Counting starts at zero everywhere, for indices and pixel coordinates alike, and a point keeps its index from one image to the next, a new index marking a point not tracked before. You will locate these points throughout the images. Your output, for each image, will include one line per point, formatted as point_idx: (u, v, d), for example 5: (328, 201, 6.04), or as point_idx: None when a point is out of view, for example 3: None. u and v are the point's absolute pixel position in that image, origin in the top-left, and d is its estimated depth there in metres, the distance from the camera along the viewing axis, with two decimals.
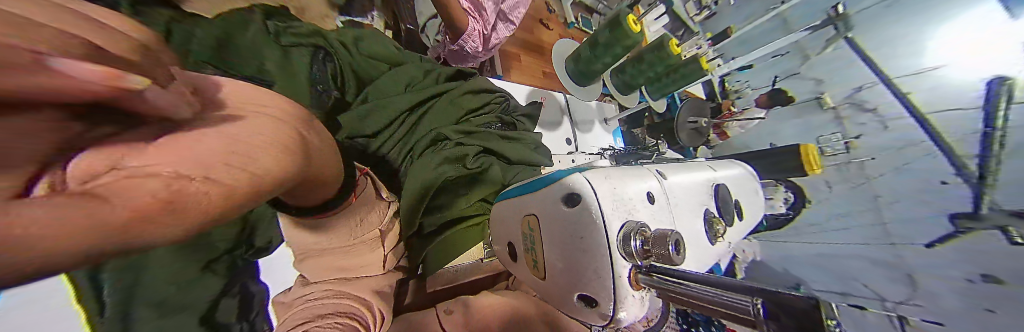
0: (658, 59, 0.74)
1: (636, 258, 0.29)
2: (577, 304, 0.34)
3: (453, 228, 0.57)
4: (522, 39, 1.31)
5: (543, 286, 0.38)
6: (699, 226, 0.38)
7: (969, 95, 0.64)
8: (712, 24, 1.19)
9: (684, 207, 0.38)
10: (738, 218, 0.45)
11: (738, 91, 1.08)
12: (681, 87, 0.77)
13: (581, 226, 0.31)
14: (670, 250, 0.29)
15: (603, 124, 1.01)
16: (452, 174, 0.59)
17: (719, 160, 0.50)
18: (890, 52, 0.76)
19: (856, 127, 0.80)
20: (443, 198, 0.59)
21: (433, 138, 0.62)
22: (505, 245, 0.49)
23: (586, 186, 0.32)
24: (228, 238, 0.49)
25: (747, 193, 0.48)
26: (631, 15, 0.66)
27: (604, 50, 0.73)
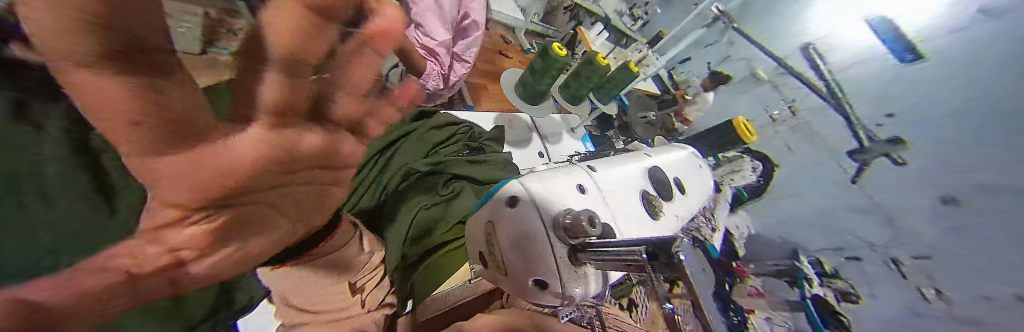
0: (592, 72, 0.83)
1: (569, 239, 0.33)
2: (534, 289, 0.36)
3: (436, 253, 0.60)
4: (485, 71, 1.42)
5: (508, 283, 0.39)
6: (640, 204, 0.43)
7: (805, 59, 0.91)
8: (648, 30, 1.42)
9: (619, 191, 0.42)
10: (681, 192, 0.50)
11: (686, 81, 1.26)
12: (622, 88, 0.89)
13: (523, 220, 0.35)
14: (584, 225, 0.32)
15: (570, 133, 1.09)
16: (427, 202, 0.62)
17: (660, 147, 0.56)
18: (771, 32, 0.99)
19: (792, 92, 0.93)
20: (421, 228, 0.61)
21: (404, 173, 0.63)
22: (479, 261, 0.47)
23: (520, 184, 0.38)
24: None
25: (687, 170, 0.54)
26: (556, 43, 0.76)
27: (541, 75, 0.85)
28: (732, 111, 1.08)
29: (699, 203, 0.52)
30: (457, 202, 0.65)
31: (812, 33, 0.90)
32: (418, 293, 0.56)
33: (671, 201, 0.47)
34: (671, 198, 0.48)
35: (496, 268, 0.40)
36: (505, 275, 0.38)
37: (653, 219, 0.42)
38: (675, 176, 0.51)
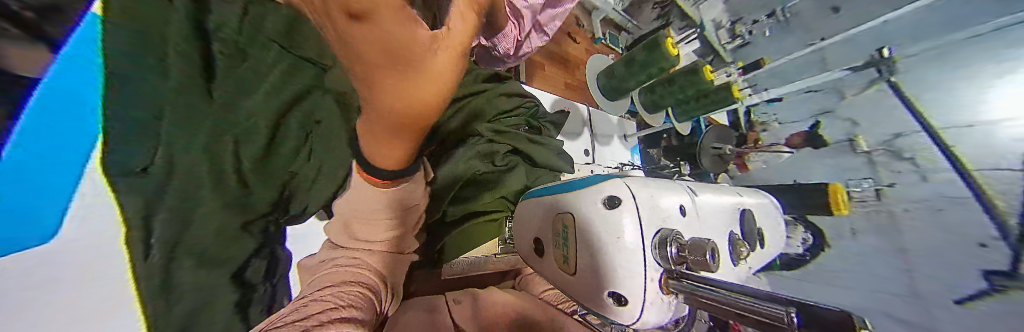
0: (691, 84, 0.74)
1: (670, 263, 0.31)
2: (607, 302, 0.33)
3: (472, 219, 0.63)
4: (549, 50, 1.34)
5: (570, 282, 0.38)
6: (725, 247, 0.38)
7: (1010, 155, 0.57)
8: (744, 54, 1.18)
9: (711, 225, 0.37)
10: (761, 245, 0.44)
11: (764, 124, 1.08)
12: (709, 112, 0.77)
13: (615, 227, 0.31)
14: (707, 257, 0.29)
15: (623, 140, 1.01)
16: (481, 169, 0.63)
17: (747, 188, 0.49)
18: (959, 98, 0.66)
19: (891, 176, 0.77)
20: (471, 191, 0.63)
21: (467, 132, 0.64)
22: (528, 241, 0.52)
23: (625, 189, 0.35)
24: (267, 200, 0.51)
25: (772, 223, 0.47)
26: (671, 38, 0.69)
27: (639, 69, 0.76)
28: (809, 175, 0.95)
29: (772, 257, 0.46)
30: (512, 176, 0.65)
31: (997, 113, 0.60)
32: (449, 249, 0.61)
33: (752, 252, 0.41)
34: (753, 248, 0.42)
35: (562, 265, 0.40)
36: (572, 275, 0.37)
37: (733, 266, 0.38)
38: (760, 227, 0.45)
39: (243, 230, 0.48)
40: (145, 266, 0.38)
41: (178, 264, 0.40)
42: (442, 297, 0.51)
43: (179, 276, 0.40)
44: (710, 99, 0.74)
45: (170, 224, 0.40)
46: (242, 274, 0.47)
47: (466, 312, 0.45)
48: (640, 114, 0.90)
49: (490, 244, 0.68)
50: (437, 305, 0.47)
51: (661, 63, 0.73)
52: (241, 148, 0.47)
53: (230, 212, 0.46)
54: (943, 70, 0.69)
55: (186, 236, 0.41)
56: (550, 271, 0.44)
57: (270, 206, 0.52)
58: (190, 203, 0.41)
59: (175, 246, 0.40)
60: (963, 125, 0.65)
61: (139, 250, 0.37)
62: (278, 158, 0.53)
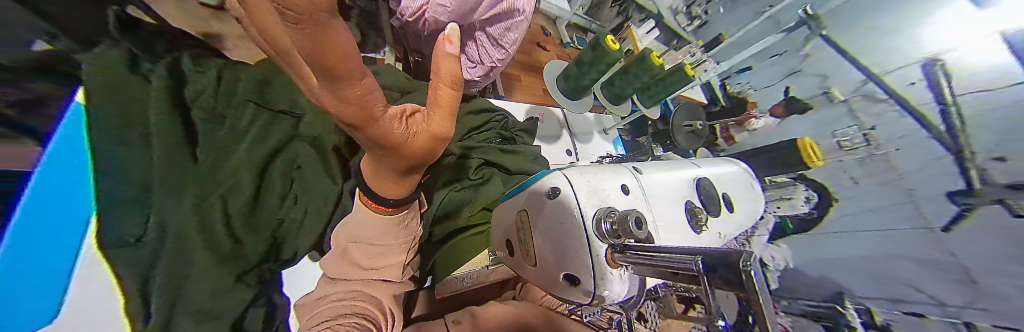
0: (643, 71, 0.77)
1: (608, 238, 0.31)
2: (562, 283, 0.36)
3: (458, 235, 0.64)
4: (520, 61, 1.40)
5: (532, 272, 0.42)
6: (684, 215, 0.39)
7: (920, 80, 0.72)
8: (705, 32, 1.25)
9: (667, 200, 0.39)
10: (727, 210, 0.45)
11: (741, 93, 1.12)
12: (671, 92, 0.82)
13: (561, 213, 0.35)
14: (632, 226, 0.30)
15: (602, 134, 1.06)
16: (456, 185, 0.63)
17: (709, 158, 0.51)
18: (880, 45, 0.79)
19: (872, 119, 0.79)
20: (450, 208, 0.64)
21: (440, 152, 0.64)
22: (504, 247, 0.51)
23: (568, 177, 0.36)
24: (259, 251, 0.52)
25: (738, 187, 0.48)
26: (609, 36, 0.71)
27: (588, 68, 0.77)
28: (788, 133, 0.97)
29: (749, 221, 0.47)
30: (488, 188, 0.67)
31: (917, 51, 0.73)
32: (436, 267, 0.61)
33: (716, 215, 0.43)
34: (719, 216, 0.43)
35: (524, 257, 0.43)
36: (533, 266, 0.41)
37: (696, 234, 0.39)
38: (724, 191, 0.46)
39: (238, 282, 0.49)
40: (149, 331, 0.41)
41: (177, 323, 0.42)
42: (441, 319, 0.51)
43: None
44: (669, 81, 0.78)
45: (166, 287, 0.41)
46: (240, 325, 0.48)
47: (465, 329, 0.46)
48: (604, 107, 0.93)
49: (482, 255, 0.67)
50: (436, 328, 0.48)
51: (607, 59, 0.74)
52: (228, 203, 0.49)
53: (225, 266, 0.47)
54: (869, 20, 0.82)
55: (181, 298, 0.43)
56: (520, 266, 0.46)
57: (263, 254, 0.53)
58: (180, 265, 0.43)
59: (173, 306, 0.42)
60: (899, 66, 0.76)
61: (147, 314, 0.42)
62: (265, 206, 0.54)
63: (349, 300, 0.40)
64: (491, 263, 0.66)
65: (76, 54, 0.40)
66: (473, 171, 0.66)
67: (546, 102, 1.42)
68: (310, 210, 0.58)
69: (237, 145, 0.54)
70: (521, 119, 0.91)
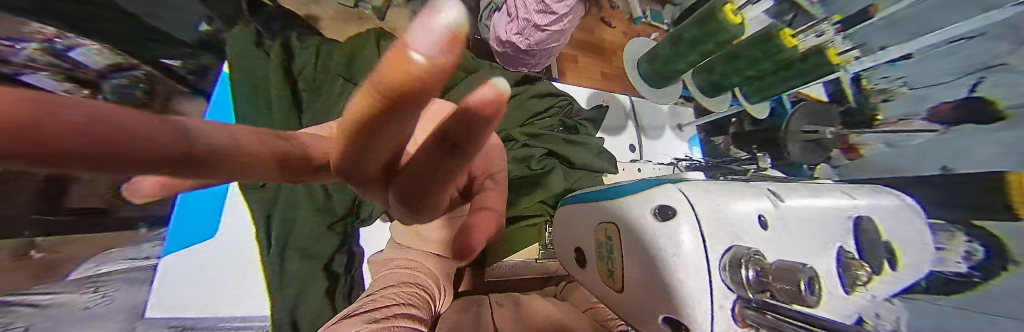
0: (763, 54, 0.61)
1: (748, 290, 0.26)
2: (661, 325, 0.29)
3: (513, 225, 0.63)
4: (581, 41, 1.27)
5: (618, 299, 0.35)
6: (830, 263, 0.30)
7: None
8: None
9: (810, 240, 0.30)
10: (893, 266, 0.33)
11: (883, 90, 0.71)
12: (791, 87, 0.64)
13: (670, 242, 0.28)
14: (803, 288, 0.26)
15: (675, 130, 0.91)
16: (518, 173, 0.63)
17: (869, 187, 0.38)
18: None
19: None
20: (508, 196, 0.63)
21: (502, 138, 0.66)
22: (571, 250, 0.47)
23: (676, 197, 0.30)
24: (343, 204, 0.60)
25: (907, 232, 0.35)
26: (729, 5, 0.58)
27: (690, 47, 0.66)
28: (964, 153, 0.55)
29: (910, 277, 0.35)
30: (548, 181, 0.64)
31: None
32: (491, 251, 0.62)
33: (875, 269, 0.32)
34: (879, 272, 0.32)
35: (607, 279, 0.37)
36: (618, 292, 0.35)
37: (845, 294, 0.29)
38: (890, 239, 0.34)
39: (329, 229, 0.58)
40: (270, 257, 0.53)
41: (288, 254, 0.54)
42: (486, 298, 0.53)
43: (291, 262, 0.54)
44: (796, 69, 0.61)
45: (280, 227, 0.54)
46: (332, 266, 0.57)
47: (508, 313, 0.47)
48: (693, 98, 0.77)
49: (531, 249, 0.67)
50: (482, 307, 0.49)
51: (721, 36, 0.62)
52: None
53: (319, 215, 0.57)
54: None
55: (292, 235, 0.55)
56: (597, 282, 0.40)
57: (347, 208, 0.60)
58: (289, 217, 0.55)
59: (285, 245, 0.54)
60: None
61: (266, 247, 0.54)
62: None
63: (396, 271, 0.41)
64: (539, 258, 0.66)
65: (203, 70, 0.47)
66: (534, 162, 0.64)
67: (606, 88, 1.28)
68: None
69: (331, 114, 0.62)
70: (584, 106, 0.83)
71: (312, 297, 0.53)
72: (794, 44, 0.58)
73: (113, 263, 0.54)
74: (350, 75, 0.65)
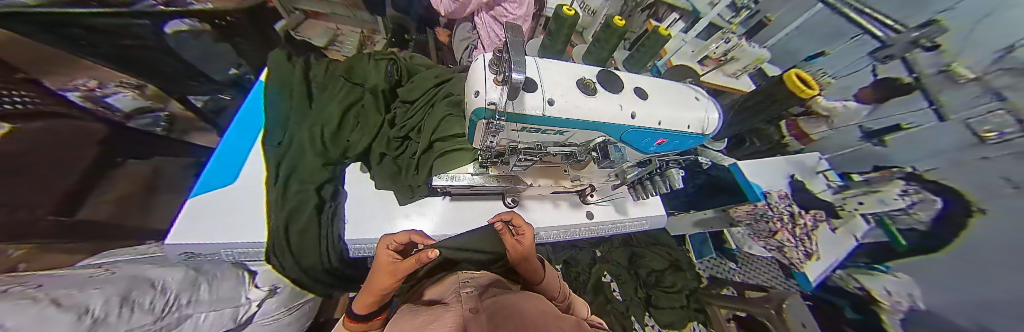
0: (612, 34, 1.10)
1: (495, 66, 0.38)
2: (474, 105, 0.39)
3: (449, 149, 0.74)
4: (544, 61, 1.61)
5: (468, 118, 0.43)
6: (570, 84, 0.41)
7: None
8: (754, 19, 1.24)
9: (595, 73, 0.45)
10: (683, 102, 0.48)
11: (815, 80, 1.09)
12: (648, 58, 1.27)
13: (473, 67, 0.40)
14: (504, 53, 0.35)
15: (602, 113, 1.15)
16: (453, 111, 0.86)
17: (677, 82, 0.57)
18: None
19: None
20: (446, 127, 0.82)
21: (447, 94, 0.93)
22: (476, 141, 0.49)
23: (480, 61, 0.41)
24: (337, 153, 0.84)
25: (688, 89, 0.52)
26: (565, 6, 1.01)
27: (557, 34, 1.10)
28: (892, 115, 0.89)
29: (708, 126, 0.49)
30: None
31: None
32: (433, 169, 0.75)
33: (618, 94, 0.43)
34: (659, 97, 0.47)
35: (467, 125, 0.45)
36: (466, 116, 0.43)
37: (634, 96, 0.44)
38: (636, 86, 0.47)
39: (325, 169, 0.80)
40: (275, 187, 0.73)
41: (291, 187, 0.74)
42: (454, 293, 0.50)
43: (290, 189, 0.74)
44: (652, 40, 1.18)
45: (284, 169, 0.76)
46: (318, 193, 0.76)
47: (481, 297, 0.46)
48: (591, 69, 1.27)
49: (470, 165, 0.70)
50: (450, 298, 0.48)
51: (567, 22, 1.03)
52: (324, 127, 0.85)
53: (318, 157, 0.80)
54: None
55: (294, 174, 0.77)
56: (478, 137, 0.47)
57: (338, 156, 0.83)
58: (294, 162, 0.78)
59: (287, 179, 0.75)
60: None
61: (272, 181, 0.74)
62: (343, 129, 0.88)
63: (414, 311, 0.44)
64: (475, 172, 0.69)
65: (271, 70, 0.91)
66: (463, 106, 0.87)
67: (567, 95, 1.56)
68: (368, 133, 0.88)
69: (331, 99, 0.93)
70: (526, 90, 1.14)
71: (304, 216, 0.72)
72: (621, 23, 1.06)
73: (95, 261, 0.70)
74: (350, 75, 1.01)
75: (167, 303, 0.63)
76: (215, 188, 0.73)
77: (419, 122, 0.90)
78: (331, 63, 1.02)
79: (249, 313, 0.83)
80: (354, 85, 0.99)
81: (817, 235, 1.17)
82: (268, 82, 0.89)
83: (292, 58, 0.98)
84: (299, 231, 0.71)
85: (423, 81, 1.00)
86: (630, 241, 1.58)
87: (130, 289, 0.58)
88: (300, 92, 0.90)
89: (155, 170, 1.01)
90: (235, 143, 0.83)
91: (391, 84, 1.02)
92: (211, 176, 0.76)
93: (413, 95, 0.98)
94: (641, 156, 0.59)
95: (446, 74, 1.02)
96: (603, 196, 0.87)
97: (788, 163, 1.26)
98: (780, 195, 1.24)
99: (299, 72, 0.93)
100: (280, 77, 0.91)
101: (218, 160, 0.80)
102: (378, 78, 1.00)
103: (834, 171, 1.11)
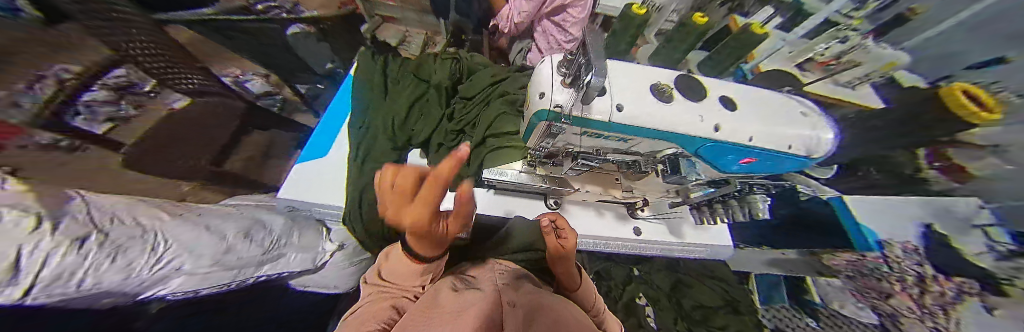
0: (687, 33, 1.00)
1: (563, 69, 0.38)
2: (538, 107, 0.40)
3: (502, 147, 0.78)
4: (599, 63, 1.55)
5: (530, 118, 0.44)
6: (644, 90, 0.39)
7: None
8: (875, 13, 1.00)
9: (669, 79, 0.41)
10: (784, 116, 0.41)
11: None
12: (730, 63, 1.14)
13: (540, 69, 0.41)
14: (576, 57, 0.35)
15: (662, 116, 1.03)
16: (507, 110, 0.89)
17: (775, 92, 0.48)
18: None
19: None
20: (499, 124, 0.86)
21: (502, 92, 0.97)
22: (533, 142, 0.50)
23: (548, 63, 0.42)
24: (403, 140, 0.93)
25: (788, 100, 0.44)
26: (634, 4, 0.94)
27: (622, 32, 1.05)
28: None
29: (819, 147, 0.40)
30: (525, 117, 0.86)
31: None
32: (484, 163, 0.79)
33: (698, 103, 0.39)
34: (750, 109, 0.40)
35: (527, 124, 0.46)
36: (527, 116, 0.44)
37: (719, 106, 0.39)
38: (722, 95, 0.41)
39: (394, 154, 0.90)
40: (354, 165, 0.85)
41: (365, 166, 0.86)
42: (489, 279, 0.51)
43: (366, 168, 0.86)
44: (737, 41, 1.04)
45: (362, 150, 0.89)
46: None
47: (518, 288, 0.47)
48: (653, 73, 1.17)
49: (519, 163, 0.72)
50: (485, 282, 0.50)
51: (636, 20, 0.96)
52: (394, 116, 0.97)
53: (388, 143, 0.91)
54: None
55: (368, 156, 0.88)
56: (535, 138, 0.48)
57: (404, 142, 0.94)
58: (370, 145, 0.90)
59: (363, 160, 0.87)
60: None
61: (352, 159, 0.87)
62: (409, 120, 0.98)
63: (453, 288, 0.47)
64: (524, 169, 0.70)
65: (359, 66, 1.08)
66: (518, 105, 0.90)
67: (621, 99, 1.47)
68: (429, 124, 0.97)
69: (402, 92, 1.05)
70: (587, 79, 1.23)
71: (374, 192, 0.82)
72: (702, 20, 0.93)
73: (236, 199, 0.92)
74: (418, 72, 1.12)
75: (272, 243, 0.79)
76: (310, 160, 0.89)
77: (474, 118, 0.96)
78: (405, 62, 1.15)
79: (324, 261, 0.95)
80: (421, 81, 1.09)
81: (958, 314, 0.81)
82: (357, 76, 1.06)
83: (375, 56, 1.14)
84: (368, 205, 0.82)
85: (481, 80, 1.06)
86: (676, 266, 1.42)
87: (250, 227, 0.75)
88: (379, 85, 1.05)
89: (270, 140, 1.27)
90: (329, 124, 1.01)
91: (453, 81, 1.11)
92: (311, 150, 0.93)
93: (470, 93, 1.05)
94: (718, 173, 0.51)
95: (502, 73, 1.06)
96: (655, 212, 0.80)
97: (925, 208, 0.92)
98: (906, 248, 0.94)
99: (379, 69, 1.08)
100: (365, 72, 1.07)
101: (316, 138, 0.97)
102: (441, 75, 1.10)
103: (1003, 229, 0.75)
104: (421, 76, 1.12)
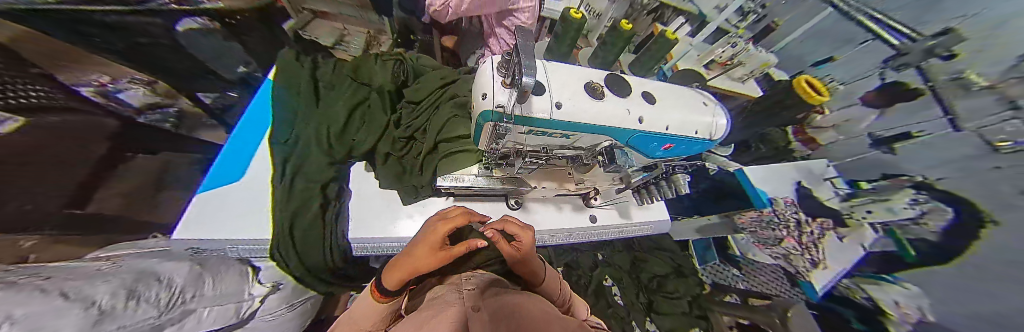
0: (618, 37, 1.11)
1: (503, 69, 0.38)
2: (482, 107, 0.39)
3: (455, 151, 0.76)
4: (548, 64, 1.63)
5: (476, 119, 0.43)
6: (579, 88, 0.41)
7: None
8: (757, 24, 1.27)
9: (601, 77, 0.44)
10: (692, 106, 0.48)
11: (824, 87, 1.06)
12: (653, 63, 1.30)
13: (481, 68, 0.41)
14: (512, 57, 0.35)
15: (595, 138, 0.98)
16: (458, 112, 0.87)
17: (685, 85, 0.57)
18: None
19: None
20: (450, 127, 0.83)
21: (452, 95, 0.95)
22: (484, 144, 0.49)
23: (488, 63, 0.41)
24: (343, 150, 0.85)
25: (694, 92, 0.52)
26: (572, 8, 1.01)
27: (565, 34, 1.10)
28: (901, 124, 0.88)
29: (719, 129, 0.49)
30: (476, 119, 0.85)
31: None
32: (438, 169, 0.76)
33: (625, 98, 0.43)
34: (668, 101, 0.47)
35: (473, 127, 0.46)
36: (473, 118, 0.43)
37: (644, 100, 0.44)
38: (644, 90, 0.46)
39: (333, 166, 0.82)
40: (284, 184, 0.74)
41: (298, 184, 0.76)
42: (453, 289, 0.50)
43: (298, 187, 0.76)
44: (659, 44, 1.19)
45: (292, 166, 0.78)
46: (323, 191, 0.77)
47: (479, 292, 0.47)
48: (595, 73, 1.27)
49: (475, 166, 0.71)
50: (449, 292, 0.48)
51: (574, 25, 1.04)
52: (330, 126, 0.87)
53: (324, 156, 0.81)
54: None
55: (301, 172, 0.78)
56: (484, 139, 0.47)
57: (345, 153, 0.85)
58: (302, 160, 0.80)
59: (295, 177, 0.77)
60: None
61: (280, 177, 0.75)
62: (350, 128, 0.89)
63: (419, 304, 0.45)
64: (480, 173, 0.69)
65: (278, 71, 0.93)
66: (468, 108, 0.88)
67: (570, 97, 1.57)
68: (374, 131, 0.90)
69: (338, 98, 0.95)
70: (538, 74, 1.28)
71: (312, 212, 0.73)
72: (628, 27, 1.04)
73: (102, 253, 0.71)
74: (356, 75, 1.02)
75: (171, 296, 0.64)
76: (222, 185, 0.73)
77: (425, 122, 0.92)
78: (338, 64, 1.04)
79: (253, 309, 0.84)
80: (360, 85, 1.00)
81: (823, 244, 1.15)
82: (275, 80, 0.91)
83: (299, 58, 0.99)
84: (306, 228, 0.72)
85: (429, 82, 1.01)
86: (632, 246, 1.58)
87: (135, 282, 0.58)
88: (307, 91, 0.92)
89: (164, 165, 1.01)
90: (244, 140, 0.85)
91: (398, 84, 1.04)
92: (220, 172, 0.77)
93: (418, 95, 1.00)
94: (647, 159, 0.59)
95: (450, 74, 1.03)
96: (606, 200, 0.88)
97: (797, 171, 1.23)
98: (786, 202, 1.23)
99: (305, 72, 0.95)
100: (288, 77, 0.92)
101: (227, 157, 0.81)
102: (383, 78, 1.02)
103: (841, 179, 1.08)
104: (361, 80, 1.02)
